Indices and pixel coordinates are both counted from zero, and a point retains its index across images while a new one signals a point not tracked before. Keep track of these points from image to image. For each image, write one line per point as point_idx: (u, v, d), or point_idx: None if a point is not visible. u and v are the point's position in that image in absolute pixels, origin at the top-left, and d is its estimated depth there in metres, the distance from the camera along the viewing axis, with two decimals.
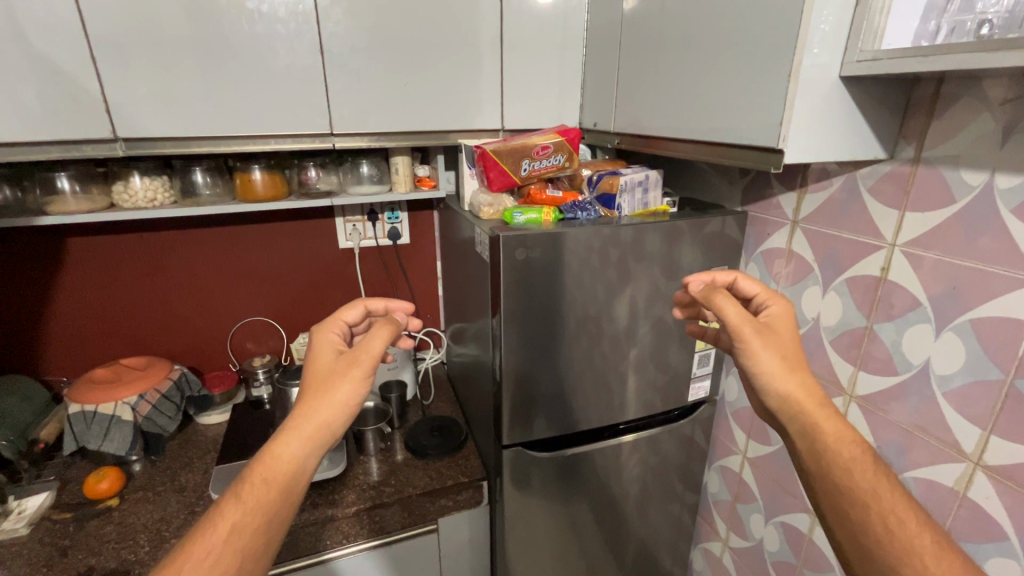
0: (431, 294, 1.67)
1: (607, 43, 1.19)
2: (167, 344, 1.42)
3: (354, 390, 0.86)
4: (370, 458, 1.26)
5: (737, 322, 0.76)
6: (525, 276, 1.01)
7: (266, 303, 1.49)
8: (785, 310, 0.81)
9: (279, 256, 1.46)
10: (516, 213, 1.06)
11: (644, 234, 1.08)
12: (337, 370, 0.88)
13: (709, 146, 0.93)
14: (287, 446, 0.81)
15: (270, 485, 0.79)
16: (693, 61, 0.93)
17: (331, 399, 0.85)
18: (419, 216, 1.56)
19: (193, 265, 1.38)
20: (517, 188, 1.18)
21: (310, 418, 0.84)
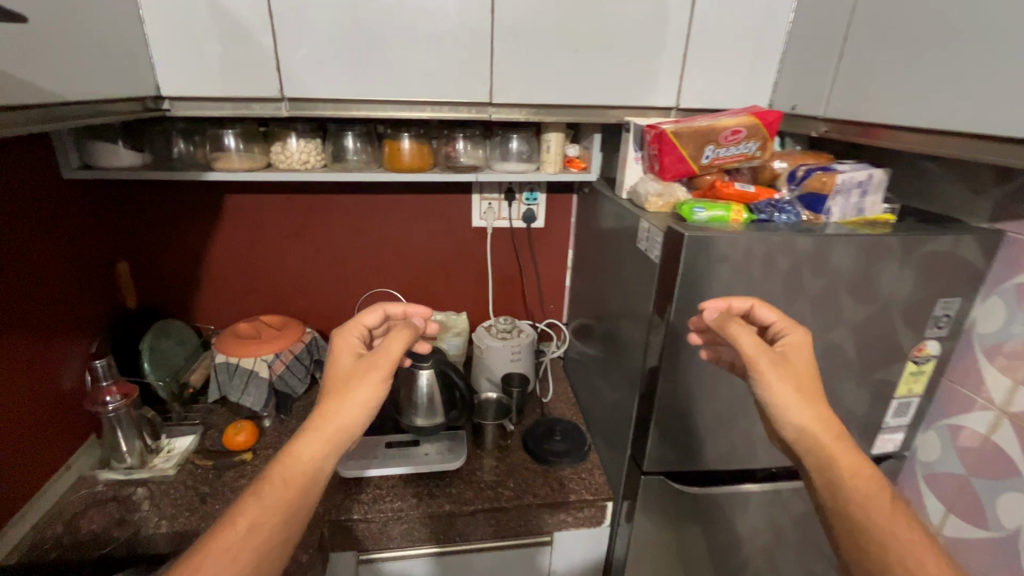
0: (558, 284, 1.56)
1: (830, 7, 0.96)
2: (300, 307, 1.45)
3: (372, 392, 0.82)
4: (488, 454, 1.19)
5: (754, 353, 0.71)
6: (703, 286, 0.85)
7: (394, 276, 1.47)
8: (800, 339, 0.75)
9: (412, 230, 1.42)
10: (697, 208, 0.89)
11: (858, 248, 0.87)
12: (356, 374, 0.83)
13: (998, 142, 0.70)
14: (305, 446, 0.77)
15: (289, 484, 0.75)
16: (987, 25, 0.70)
17: (350, 402, 0.80)
18: (558, 199, 1.44)
19: (331, 231, 1.39)
20: (692, 178, 1.01)
21: (328, 421, 0.79)
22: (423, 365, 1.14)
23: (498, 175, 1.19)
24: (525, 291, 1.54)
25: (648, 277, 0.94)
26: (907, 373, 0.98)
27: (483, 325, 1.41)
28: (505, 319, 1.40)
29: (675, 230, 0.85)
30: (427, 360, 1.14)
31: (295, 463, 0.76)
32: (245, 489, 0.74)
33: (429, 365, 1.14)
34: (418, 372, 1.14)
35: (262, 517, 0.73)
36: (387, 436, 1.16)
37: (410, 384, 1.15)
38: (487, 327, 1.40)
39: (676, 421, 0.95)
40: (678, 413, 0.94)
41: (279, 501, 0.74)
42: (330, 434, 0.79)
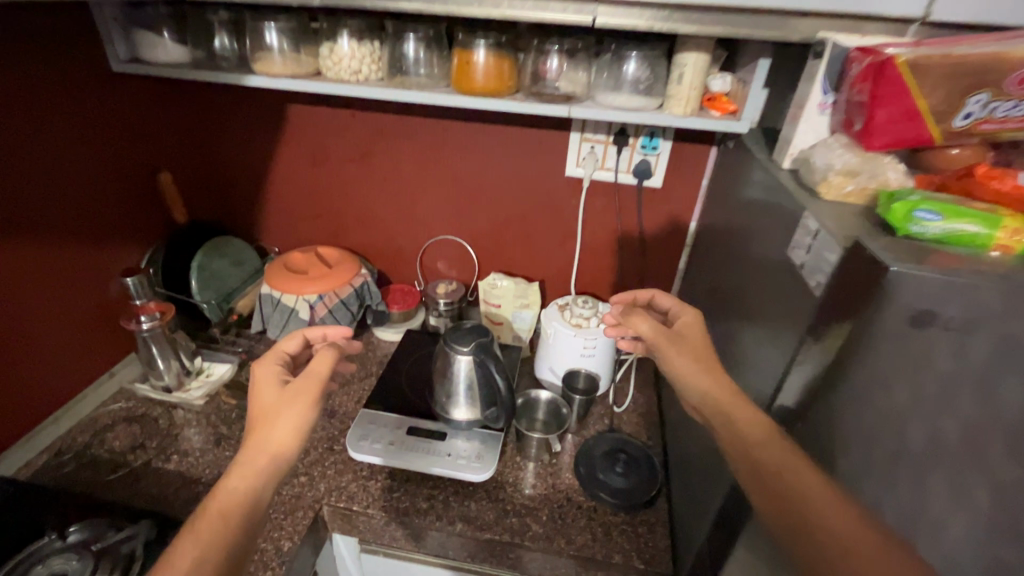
0: (669, 263, 1.19)
1: None
2: (362, 242, 1.30)
3: (302, 415, 0.71)
4: (526, 467, 0.96)
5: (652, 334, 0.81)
6: (904, 383, 0.44)
7: (465, 222, 1.23)
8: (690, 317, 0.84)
9: (489, 170, 1.15)
10: (922, 214, 0.49)
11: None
12: (285, 400, 0.71)
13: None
14: (236, 474, 0.63)
15: (231, 509, 0.60)
16: None
17: (283, 424, 0.69)
18: (688, 151, 1.04)
19: (397, 161, 1.18)
20: (919, 150, 0.59)
21: (261, 447, 0.66)
22: (462, 351, 0.91)
23: (598, 110, 0.84)
24: (623, 265, 1.21)
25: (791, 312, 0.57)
26: None
27: (557, 303, 1.13)
28: (585, 301, 1.10)
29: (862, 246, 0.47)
30: (466, 345, 0.91)
31: (230, 491, 0.62)
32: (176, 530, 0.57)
33: (468, 352, 0.91)
34: (454, 357, 0.92)
35: (202, 552, 0.56)
36: (413, 419, 0.98)
37: (444, 369, 0.94)
38: (561, 307, 1.11)
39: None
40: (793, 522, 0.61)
41: (216, 532, 0.58)
42: (266, 457, 0.66)
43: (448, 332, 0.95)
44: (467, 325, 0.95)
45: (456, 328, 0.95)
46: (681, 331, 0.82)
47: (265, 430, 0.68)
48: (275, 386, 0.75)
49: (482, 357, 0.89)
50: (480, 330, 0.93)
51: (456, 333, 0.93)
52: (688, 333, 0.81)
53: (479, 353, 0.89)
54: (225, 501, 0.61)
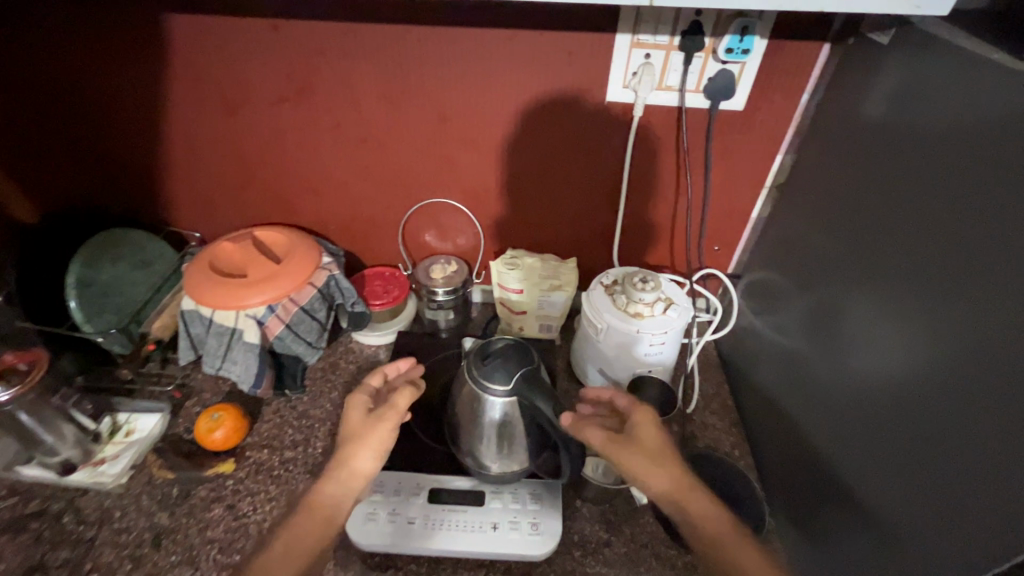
0: (741, 212, 0.90)
1: None
2: (321, 216, 0.94)
3: (385, 443, 0.62)
4: (593, 517, 0.72)
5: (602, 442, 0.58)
6: None
7: (461, 178, 0.88)
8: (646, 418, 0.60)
9: (496, 103, 0.79)
10: None
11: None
12: (370, 421, 0.62)
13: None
14: (330, 481, 0.59)
15: (313, 526, 0.56)
16: None
17: (366, 447, 0.60)
18: (789, 55, 0.72)
19: (357, 98, 0.80)
20: None
21: (344, 465, 0.60)
22: (498, 391, 0.62)
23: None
24: (680, 220, 0.91)
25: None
26: None
27: (602, 284, 0.83)
28: (642, 279, 0.80)
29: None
30: (504, 382, 0.62)
31: (320, 499, 0.58)
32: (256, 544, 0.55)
33: (507, 392, 0.62)
34: (487, 399, 0.63)
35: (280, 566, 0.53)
36: (433, 475, 0.71)
37: (471, 412, 0.65)
38: (608, 289, 0.82)
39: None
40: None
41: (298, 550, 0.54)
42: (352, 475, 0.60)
43: (471, 358, 0.65)
44: (498, 345, 0.65)
45: (482, 352, 0.65)
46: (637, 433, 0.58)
47: (347, 449, 0.61)
48: (361, 409, 0.64)
49: (531, 400, 0.60)
50: (520, 354, 0.63)
51: (485, 364, 0.63)
52: (644, 438, 0.58)
53: (526, 394, 0.60)
54: (315, 512, 0.57)
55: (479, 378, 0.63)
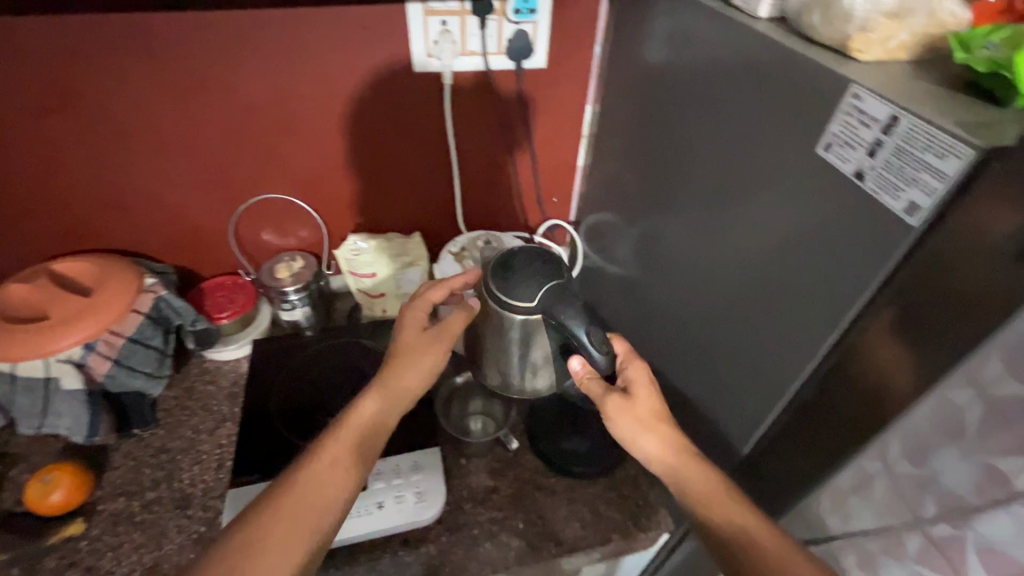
0: (567, 163, 0.97)
1: None
2: (132, 236, 0.84)
3: (438, 364, 0.63)
4: (478, 469, 0.77)
5: (595, 392, 0.59)
6: None
7: (285, 169, 0.84)
8: (642, 375, 0.59)
9: (303, 86, 0.76)
10: None
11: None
12: (427, 341, 0.63)
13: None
14: (387, 390, 0.59)
15: (368, 432, 0.56)
16: None
17: (420, 366, 0.61)
18: (572, 10, 0.77)
19: (142, 98, 0.72)
20: None
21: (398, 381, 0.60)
22: (521, 309, 0.59)
23: None
24: (515, 179, 0.96)
25: (858, 248, 0.41)
26: None
27: (450, 253, 0.86)
28: (486, 243, 0.85)
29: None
30: (525, 299, 0.58)
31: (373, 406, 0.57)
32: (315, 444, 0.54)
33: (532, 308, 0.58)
34: (515, 318, 0.60)
35: (336, 465, 0.52)
36: None
37: (495, 329, 0.64)
38: (458, 257, 0.85)
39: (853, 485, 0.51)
40: (861, 467, 0.50)
41: (354, 453, 0.54)
42: (408, 390, 0.60)
43: (491, 273, 0.62)
44: (520, 257, 0.61)
45: (499, 266, 0.61)
46: (632, 391, 0.58)
47: (401, 363, 0.61)
48: (417, 327, 0.64)
49: (556, 316, 0.56)
50: (549, 268, 0.59)
51: (508, 279, 0.60)
52: (638, 397, 0.57)
53: (547, 313, 0.57)
54: (371, 418, 0.57)
55: (500, 302, 0.60)
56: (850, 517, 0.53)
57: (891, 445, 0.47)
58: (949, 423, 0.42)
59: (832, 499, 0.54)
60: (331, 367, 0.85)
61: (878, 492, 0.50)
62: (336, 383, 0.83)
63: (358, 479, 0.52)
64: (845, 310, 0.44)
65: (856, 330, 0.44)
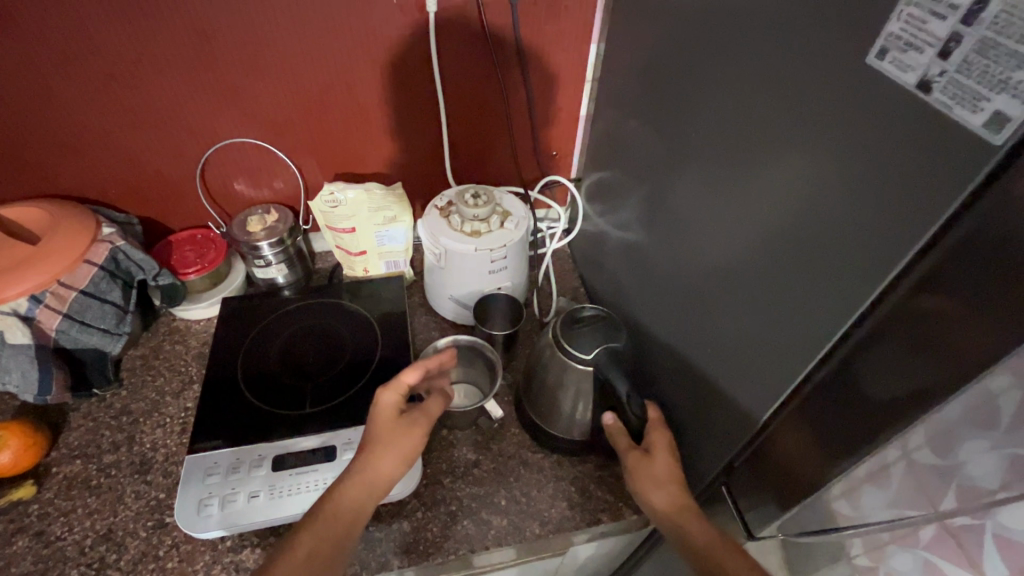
0: (569, 112, 0.87)
1: None
2: (91, 183, 0.77)
3: (414, 452, 0.54)
4: (458, 441, 0.71)
5: (622, 445, 0.58)
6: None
7: (254, 111, 0.76)
8: (665, 446, 0.57)
9: (267, 11, 0.67)
10: None
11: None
12: (403, 425, 0.55)
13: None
14: (354, 481, 0.51)
15: (332, 532, 0.48)
16: None
17: (392, 454, 0.52)
18: None
19: (84, 17, 0.63)
20: None
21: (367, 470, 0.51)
22: (582, 361, 0.61)
23: None
24: (509, 129, 0.87)
25: (918, 184, 0.33)
26: None
27: (436, 207, 0.78)
28: (475, 195, 0.76)
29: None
30: (588, 351, 0.60)
31: (343, 502, 0.49)
32: (282, 544, 0.47)
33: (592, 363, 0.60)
34: (570, 365, 0.62)
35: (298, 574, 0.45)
36: (277, 442, 0.65)
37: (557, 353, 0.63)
38: (443, 211, 0.77)
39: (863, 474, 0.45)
40: (875, 460, 0.43)
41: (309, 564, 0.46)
42: (382, 481, 0.51)
43: (558, 322, 0.64)
44: (590, 315, 0.64)
45: (571, 319, 0.64)
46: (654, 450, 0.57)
47: (374, 448, 0.53)
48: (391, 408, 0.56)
49: (606, 374, 0.59)
50: (613, 330, 0.62)
51: (572, 329, 0.62)
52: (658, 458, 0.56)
53: (602, 368, 0.59)
54: (335, 518, 0.49)
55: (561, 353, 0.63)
56: (860, 506, 0.47)
57: (915, 435, 0.40)
58: (982, 415, 0.36)
59: (839, 488, 0.47)
60: (305, 331, 0.79)
61: (895, 481, 0.43)
62: (309, 347, 0.77)
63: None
64: (888, 262, 0.36)
65: (904, 286, 0.36)
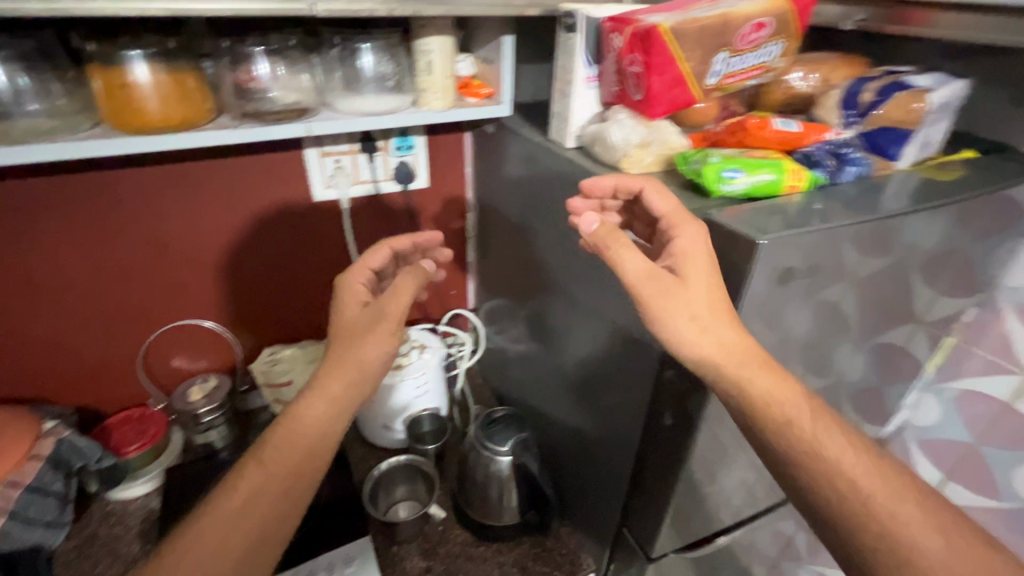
0: (458, 259, 1.11)
1: None
2: (28, 383, 0.83)
3: (383, 350, 0.57)
4: (410, 552, 0.81)
5: (637, 274, 0.50)
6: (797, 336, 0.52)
7: (195, 295, 0.90)
8: (695, 236, 0.48)
9: (211, 221, 0.85)
10: (712, 157, 0.54)
11: (940, 214, 0.57)
12: (368, 321, 0.58)
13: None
14: (321, 392, 0.55)
15: (301, 442, 0.53)
16: None
17: (362, 346, 0.56)
18: (443, 142, 0.96)
19: (48, 245, 0.75)
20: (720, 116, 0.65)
21: (338, 365, 0.56)
22: (501, 452, 0.76)
23: (347, 121, 0.67)
24: None
25: None
26: (926, 342, 0.80)
27: None
28: None
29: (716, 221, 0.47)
30: (503, 444, 0.77)
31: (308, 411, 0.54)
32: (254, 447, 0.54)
33: (509, 452, 0.77)
34: (493, 458, 0.77)
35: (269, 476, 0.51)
36: None
37: (480, 451, 0.78)
38: None
39: (697, 489, 0.65)
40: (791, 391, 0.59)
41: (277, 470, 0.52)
42: (344, 391, 0.55)
43: (478, 424, 0.81)
44: (501, 414, 0.82)
45: (488, 419, 0.82)
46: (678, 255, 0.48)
47: (343, 343, 0.57)
48: (356, 305, 0.61)
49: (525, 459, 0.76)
50: (519, 422, 0.81)
51: (490, 427, 0.80)
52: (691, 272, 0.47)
53: (519, 456, 0.76)
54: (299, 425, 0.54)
55: (486, 448, 0.78)
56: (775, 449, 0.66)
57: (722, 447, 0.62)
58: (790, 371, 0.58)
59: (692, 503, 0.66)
60: None
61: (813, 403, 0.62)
62: None
63: (284, 511, 0.51)
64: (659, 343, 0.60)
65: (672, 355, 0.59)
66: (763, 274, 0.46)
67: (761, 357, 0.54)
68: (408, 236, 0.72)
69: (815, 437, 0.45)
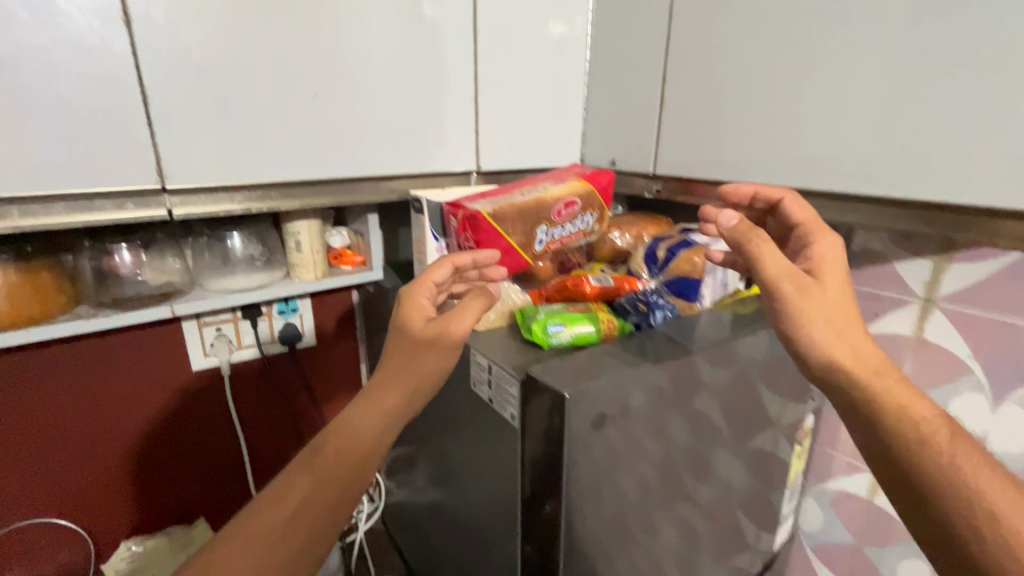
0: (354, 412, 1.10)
1: (630, 55, 0.78)
2: None
3: (447, 360, 0.55)
4: None
5: (778, 270, 0.48)
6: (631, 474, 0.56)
7: (46, 489, 0.81)
8: (836, 244, 0.50)
9: (73, 406, 0.80)
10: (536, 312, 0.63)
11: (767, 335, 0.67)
12: (428, 342, 0.54)
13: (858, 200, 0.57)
14: (370, 409, 0.53)
15: (344, 461, 0.51)
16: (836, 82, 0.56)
17: (419, 367, 0.54)
18: (330, 302, 1.01)
19: None
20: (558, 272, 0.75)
21: (397, 380, 0.54)
22: None
23: (213, 300, 0.70)
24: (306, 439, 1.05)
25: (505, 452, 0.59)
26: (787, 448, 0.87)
27: None
28: None
29: (531, 376, 0.53)
30: None
31: (357, 427, 0.52)
32: (300, 457, 0.52)
33: None
34: None
35: (313, 491, 0.50)
36: None
37: None
38: None
39: None
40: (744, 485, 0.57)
41: (318, 486, 0.50)
42: (396, 409, 0.53)
43: None
44: None
45: None
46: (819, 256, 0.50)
47: (402, 360, 0.54)
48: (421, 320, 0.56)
49: None
50: None
51: None
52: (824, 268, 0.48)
53: None
54: (349, 444, 0.52)
55: None
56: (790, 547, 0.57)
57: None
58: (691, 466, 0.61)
59: None
60: None
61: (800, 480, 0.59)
62: None
63: (328, 527, 0.50)
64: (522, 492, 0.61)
65: None
66: (577, 421, 0.51)
67: (607, 499, 0.57)
68: (469, 252, 0.60)
69: (951, 459, 0.39)
